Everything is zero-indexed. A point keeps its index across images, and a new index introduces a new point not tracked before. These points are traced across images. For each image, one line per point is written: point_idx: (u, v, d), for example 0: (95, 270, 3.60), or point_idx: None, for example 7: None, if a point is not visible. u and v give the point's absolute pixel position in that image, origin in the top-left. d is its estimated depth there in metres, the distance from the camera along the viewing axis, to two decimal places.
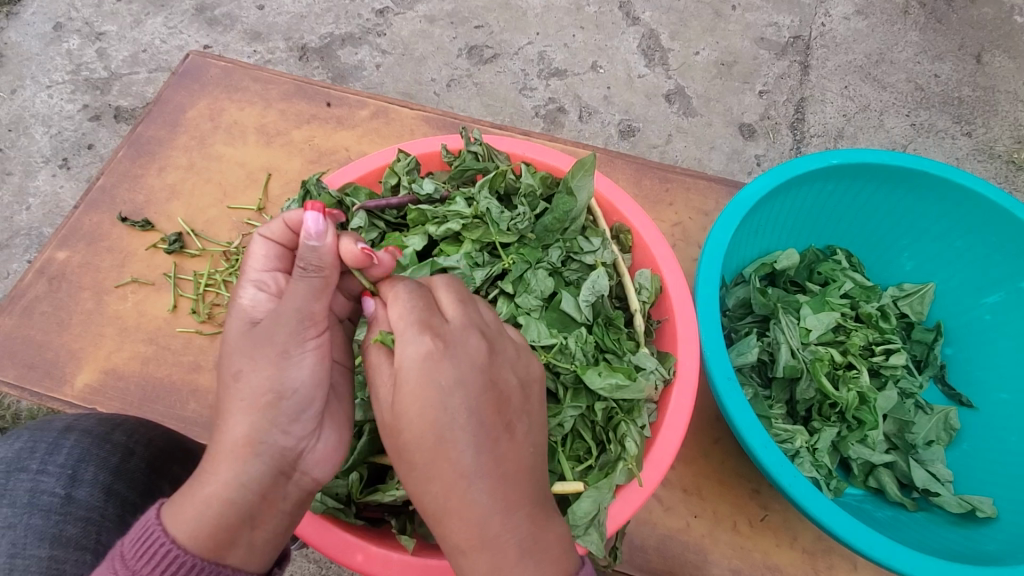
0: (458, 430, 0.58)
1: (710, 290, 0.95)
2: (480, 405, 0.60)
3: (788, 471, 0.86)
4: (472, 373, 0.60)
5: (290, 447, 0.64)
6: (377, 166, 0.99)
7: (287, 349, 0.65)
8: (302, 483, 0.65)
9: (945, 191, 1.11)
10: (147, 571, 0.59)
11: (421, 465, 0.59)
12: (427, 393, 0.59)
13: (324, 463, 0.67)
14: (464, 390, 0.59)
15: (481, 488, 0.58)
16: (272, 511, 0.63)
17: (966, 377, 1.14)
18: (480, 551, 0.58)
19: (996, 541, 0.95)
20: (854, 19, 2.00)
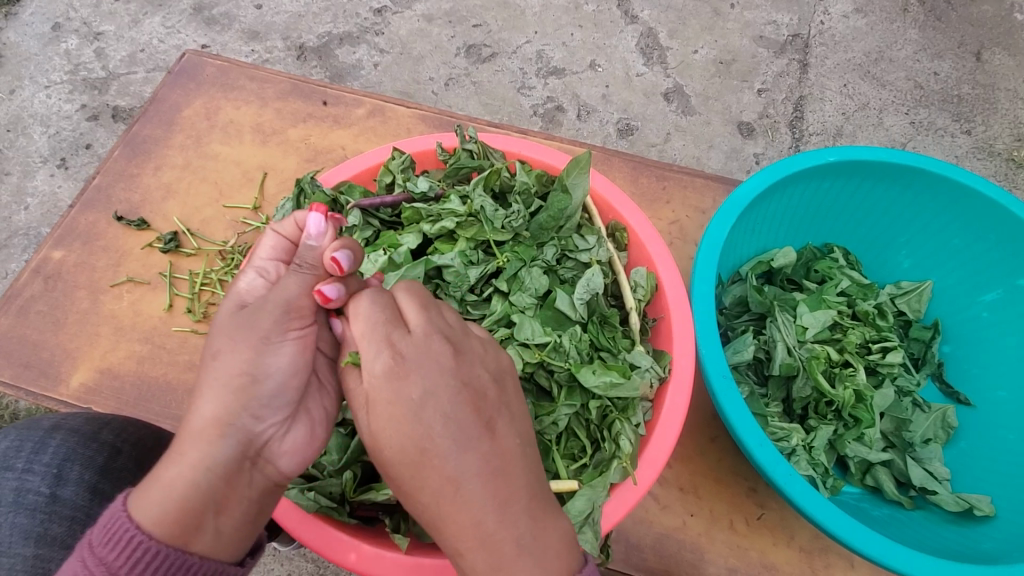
0: (434, 436, 0.58)
1: (706, 288, 0.95)
2: (451, 409, 0.59)
3: (782, 470, 0.85)
4: (439, 378, 0.59)
5: (259, 433, 0.63)
6: (372, 164, 0.99)
7: (269, 335, 0.64)
8: (267, 472, 0.64)
9: (942, 189, 1.11)
10: (112, 560, 0.57)
11: (405, 472, 0.58)
12: (396, 407, 0.58)
13: (292, 455, 0.65)
14: (433, 399, 0.58)
15: (474, 486, 0.57)
16: (236, 496, 0.61)
17: (964, 374, 1.14)
18: (475, 549, 0.57)
19: (993, 539, 0.95)
20: (853, 17, 2.00)
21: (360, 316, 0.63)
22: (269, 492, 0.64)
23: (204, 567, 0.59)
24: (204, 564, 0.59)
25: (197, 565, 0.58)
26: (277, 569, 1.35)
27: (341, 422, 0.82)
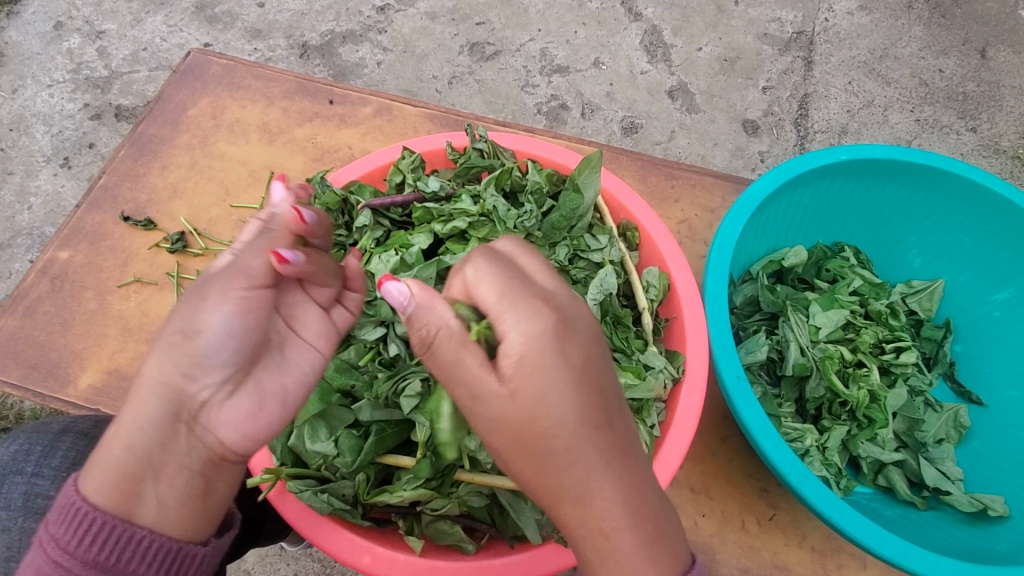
0: (581, 415, 0.55)
1: (719, 287, 0.95)
2: (600, 382, 0.58)
3: (798, 471, 0.85)
4: (590, 350, 0.58)
5: (192, 394, 0.61)
6: (382, 164, 0.98)
7: (208, 294, 0.62)
8: (205, 439, 0.62)
9: (954, 187, 1.10)
10: (64, 534, 0.62)
11: (545, 457, 0.56)
12: (552, 377, 0.54)
13: (231, 425, 0.62)
14: (587, 373, 0.56)
15: (617, 468, 0.57)
16: (173, 463, 0.62)
17: (975, 374, 1.13)
18: (623, 529, 0.57)
19: (1006, 539, 0.94)
20: (858, 14, 1.99)
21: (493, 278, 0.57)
22: (212, 466, 0.64)
23: (154, 538, 0.62)
24: (153, 535, 0.62)
25: (146, 537, 0.62)
26: (284, 569, 1.35)
27: (354, 424, 0.79)
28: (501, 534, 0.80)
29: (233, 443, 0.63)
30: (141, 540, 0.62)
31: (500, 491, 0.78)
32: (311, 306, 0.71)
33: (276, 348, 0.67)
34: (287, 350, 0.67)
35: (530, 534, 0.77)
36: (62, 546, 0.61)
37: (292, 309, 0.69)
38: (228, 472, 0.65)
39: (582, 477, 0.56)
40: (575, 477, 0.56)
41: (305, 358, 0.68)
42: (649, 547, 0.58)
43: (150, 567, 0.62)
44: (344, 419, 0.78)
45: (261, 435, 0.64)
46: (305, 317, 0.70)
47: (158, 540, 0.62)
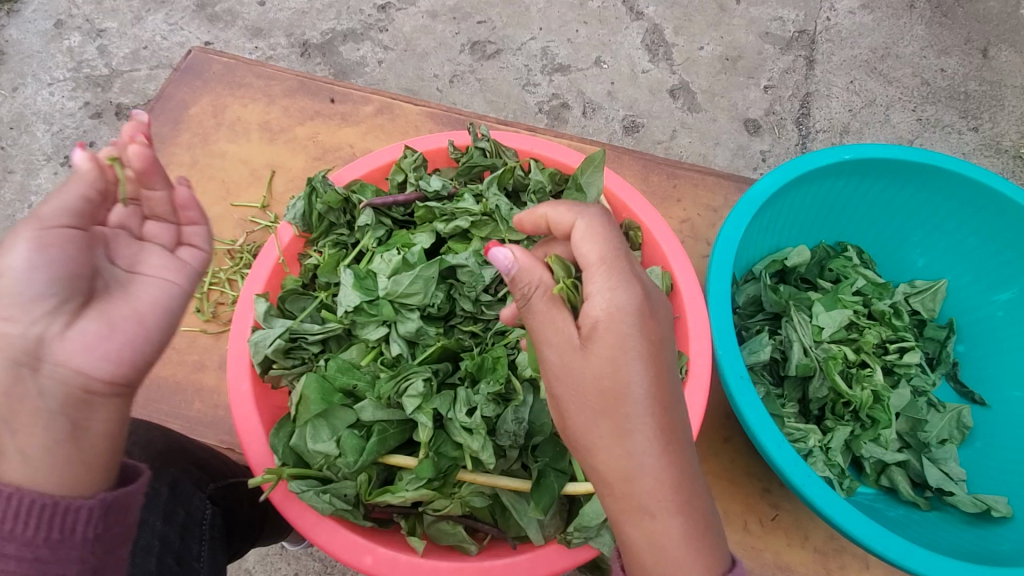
0: (651, 389, 0.59)
1: (722, 287, 0.94)
2: (666, 366, 0.61)
3: (801, 471, 0.85)
4: (664, 333, 0.62)
5: (21, 333, 0.54)
6: (383, 163, 0.97)
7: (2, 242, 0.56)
8: (57, 375, 0.56)
9: (958, 186, 1.10)
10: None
11: (606, 426, 0.59)
12: (632, 342, 0.59)
13: (82, 353, 0.57)
14: (661, 350, 0.61)
15: (673, 451, 0.59)
16: (28, 409, 0.55)
17: (978, 374, 1.13)
18: (673, 514, 0.58)
19: (1010, 540, 0.94)
20: (860, 13, 1.98)
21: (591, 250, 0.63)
22: (77, 404, 0.57)
23: (25, 496, 0.54)
24: (17, 493, 0.54)
25: (8, 495, 0.53)
26: (285, 567, 1.35)
27: (356, 424, 0.78)
28: (503, 534, 0.80)
29: (92, 367, 0.57)
30: (11, 500, 0.53)
31: (503, 492, 0.78)
32: (148, 247, 0.66)
33: (111, 284, 0.61)
34: (128, 284, 0.62)
35: (532, 534, 0.76)
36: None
37: (127, 255, 0.64)
38: (102, 409, 0.59)
39: (641, 451, 0.58)
40: (632, 450, 0.58)
41: (153, 289, 0.63)
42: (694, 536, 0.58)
43: (25, 527, 0.54)
44: (347, 419, 0.78)
45: (126, 357, 0.59)
46: (142, 256, 0.65)
47: (29, 497, 0.54)
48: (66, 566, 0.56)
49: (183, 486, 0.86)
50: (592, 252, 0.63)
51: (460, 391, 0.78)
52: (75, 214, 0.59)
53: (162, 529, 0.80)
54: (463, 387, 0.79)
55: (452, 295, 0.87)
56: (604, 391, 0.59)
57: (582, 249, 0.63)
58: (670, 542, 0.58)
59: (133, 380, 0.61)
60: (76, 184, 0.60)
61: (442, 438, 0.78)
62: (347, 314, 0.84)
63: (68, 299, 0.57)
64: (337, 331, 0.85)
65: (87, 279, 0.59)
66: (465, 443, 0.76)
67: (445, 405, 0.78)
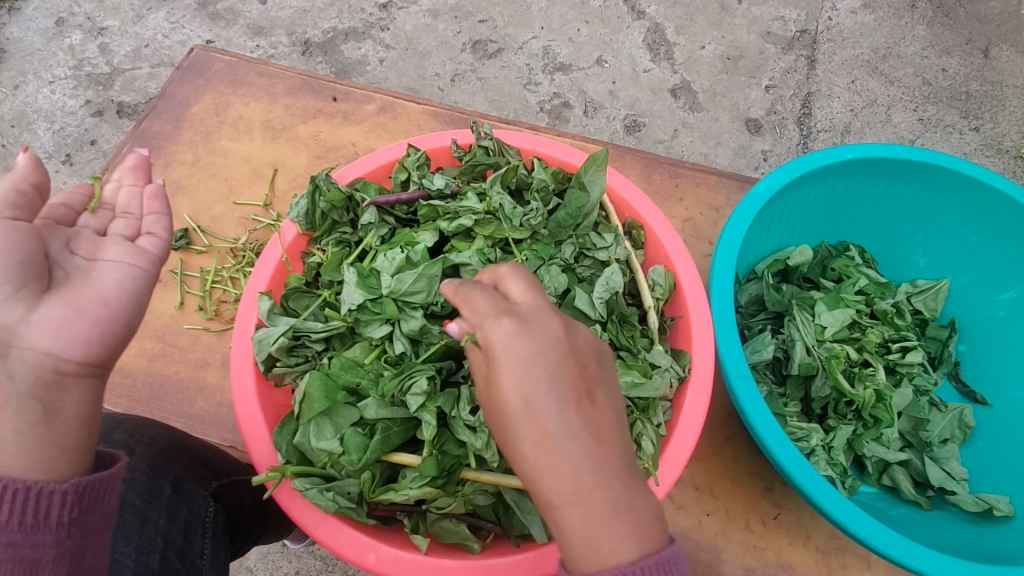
0: (538, 395, 0.57)
1: (725, 285, 0.94)
2: (560, 368, 0.58)
3: (803, 470, 0.85)
4: (550, 340, 0.59)
5: None
6: (387, 162, 0.98)
7: None
8: (27, 358, 0.57)
9: (960, 186, 1.10)
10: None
11: (510, 436, 0.58)
12: (510, 361, 0.58)
13: (48, 335, 0.58)
14: (545, 359, 0.58)
15: (570, 445, 0.56)
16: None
17: (980, 374, 1.13)
18: (574, 505, 0.56)
19: (1011, 539, 0.94)
20: (861, 13, 1.98)
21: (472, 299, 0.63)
22: (49, 387, 0.58)
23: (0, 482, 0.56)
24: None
25: None
26: (287, 566, 1.35)
27: (359, 422, 0.78)
28: (506, 533, 0.80)
29: (64, 349, 0.58)
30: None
31: (506, 490, 0.78)
32: (108, 238, 0.67)
33: (72, 272, 0.62)
34: (89, 270, 0.63)
35: (535, 532, 0.76)
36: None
37: (88, 247, 0.65)
38: (74, 391, 0.60)
39: (538, 454, 0.57)
40: (531, 451, 0.57)
41: (114, 273, 0.64)
42: (608, 524, 0.55)
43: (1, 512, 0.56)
44: (350, 417, 0.78)
45: (93, 337, 0.60)
46: (102, 246, 0.66)
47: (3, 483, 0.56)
48: (43, 550, 0.58)
49: (187, 484, 0.86)
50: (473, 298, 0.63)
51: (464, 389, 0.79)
52: (13, 206, 0.61)
53: (165, 527, 0.81)
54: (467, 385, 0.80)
55: None
56: (502, 408, 0.59)
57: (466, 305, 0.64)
58: (576, 538, 0.56)
59: (105, 360, 0.62)
60: (11, 178, 0.62)
61: (445, 436, 0.78)
62: (350, 313, 0.84)
63: (26, 285, 0.58)
64: (341, 330, 0.85)
65: (40, 269, 0.60)
66: (469, 442, 0.76)
67: (448, 403, 0.78)
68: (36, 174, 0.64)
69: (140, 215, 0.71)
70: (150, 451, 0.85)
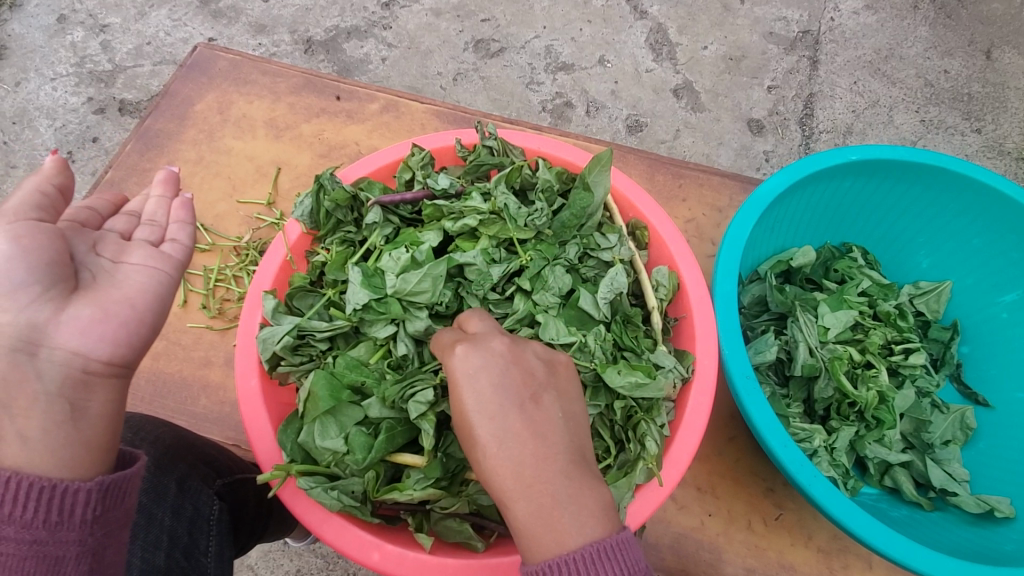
0: (480, 401, 0.60)
1: (728, 287, 0.95)
2: (504, 374, 0.61)
3: (807, 471, 0.85)
4: (495, 354, 0.63)
5: (14, 321, 0.58)
6: (391, 161, 0.98)
7: None
8: (55, 358, 0.59)
9: (963, 187, 1.10)
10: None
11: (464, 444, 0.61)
12: (454, 375, 0.62)
13: (76, 334, 0.60)
14: (489, 368, 0.61)
15: (512, 444, 0.58)
16: (27, 393, 0.58)
17: (983, 376, 1.14)
18: (519, 499, 0.57)
19: (1013, 540, 0.94)
20: (864, 14, 1.98)
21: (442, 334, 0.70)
22: (76, 385, 0.60)
23: (25, 479, 0.56)
24: (16, 478, 0.56)
25: (8, 479, 0.56)
26: (287, 563, 1.35)
27: (364, 421, 0.78)
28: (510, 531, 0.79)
29: (91, 349, 0.60)
30: (11, 484, 0.56)
31: None
32: (131, 242, 0.70)
33: (98, 274, 0.65)
34: (113, 272, 0.66)
35: None
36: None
37: (113, 251, 0.68)
38: (100, 391, 0.61)
39: (484, 455, 0.59)
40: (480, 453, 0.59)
41: (141, 276, 0.67)
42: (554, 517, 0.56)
43: (26, 510, 0.56)
44: (355, 416, 0.78)
45: (120, 339, 0.62)
46: (126, 249, 0.68)
47: (27, 480, 0.57)
48: (65, 547, 0.59)
49: (192, 482, 0.87)
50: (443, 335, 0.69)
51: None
52: (37, 207, 0.63)
53: (171, 524, 0.82)
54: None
55: (460, 294, 0.87)
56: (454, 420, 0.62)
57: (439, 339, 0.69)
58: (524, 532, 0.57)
59: (130, 362, 0.64)
60: (35, 179, 0.65)
61: (450, 438, 0.78)
62: (356, 313, 0.85)
63: (54, 286, 0.60)
64: (345, 329, 0.85)
65: (68, 271, 0.62)
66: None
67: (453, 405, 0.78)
68: (61, 177, 0.66)
69: (164, 222, 0.74)
70: (155, 449, 0.85)
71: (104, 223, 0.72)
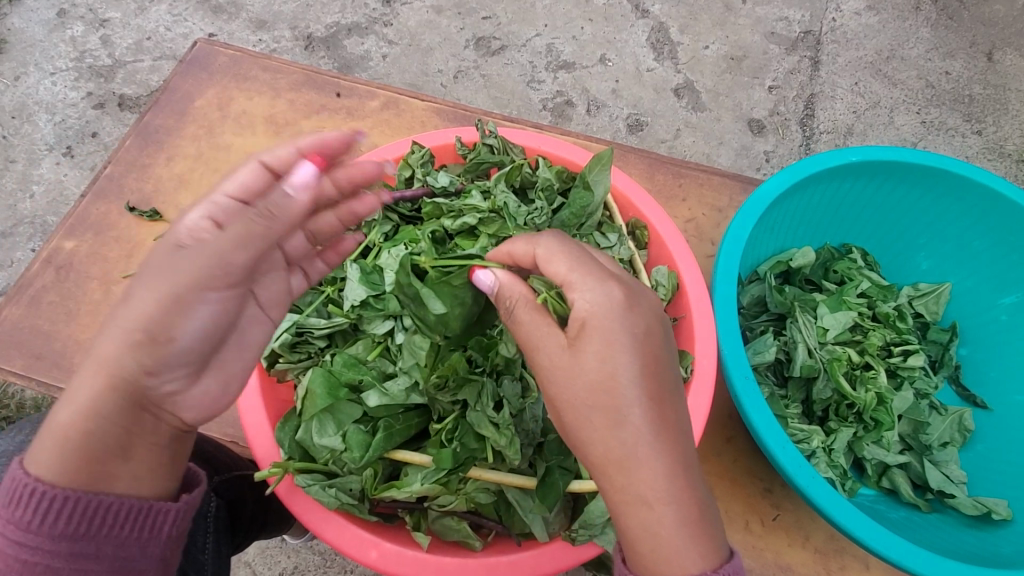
0: (638, 382, 0.60)
1: (729, 287, 0.95)
2: (658, 355, 0.62)
3: (805, 472, 0.85)
4: (653, 321, 0.63)
5: (156, 388, 0.60)
6: (391, 158, 0.98)
7: (182, 293, 0.58)
8: (169, 420, 0.63)
9: (965, 190, 1.10)
10: (21, 515, 0.58)
11: (596, 420, 0.60)
12: (617, 334, 0.61)
13: (198, 409, 0.64)
14: (648, 341, 0.62)
15: (661, 440, 0.59)
16: (143, 445, 0.61)
17: (982, 378, 1.13)
18: (667, 503, 0.58)
19: (1011, 543, 0.94)
20: (865, 14, 1.98)
21: (556, 256, 0.66)
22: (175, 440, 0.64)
23: (126, 503, 0.61)
24: (120, 503, 0.60)
25: (113, 504, 0.60)
26: (285, 560, 1.35)
27: (362, 418, 0.78)
28: (507, 530, 0.80)
29: (198, 419, 0.65)
30: (113, 507, 0.60)
31: (508, 489, 0.78)
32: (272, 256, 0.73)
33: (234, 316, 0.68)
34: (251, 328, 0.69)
35: (536, 530, 0.77)
36: (24, 527, 0.58)
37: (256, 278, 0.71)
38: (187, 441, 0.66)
39: (630, 441, 0.59)
40: (624, 439, 0.59)
41: (258, 331, 0.70)
42: (682, 517, 0.58)
43: (123, 529, 0.61)
44: (353, 414, 0.78)
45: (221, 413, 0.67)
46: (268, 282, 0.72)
47: (130, 505, 0.61)
48: (148, 562, 0.63)
49: None
50: (561, 260, 0.65)
51: (488, 384, 0.78)
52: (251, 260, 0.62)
53: None
54: (489, 380, 0.79)
55: None
56: (592, 386, 0.61)
57: (551, 266, 0.66)
58: (662, 531, 0.57)
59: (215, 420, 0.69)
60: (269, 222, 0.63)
61: (464, 428, 0.77)
62: (353, 310, 0.84)
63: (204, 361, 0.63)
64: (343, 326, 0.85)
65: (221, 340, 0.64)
66: (490, 437, 0.76)
67: (472, 396, 0.78)
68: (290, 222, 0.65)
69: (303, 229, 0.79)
70: None
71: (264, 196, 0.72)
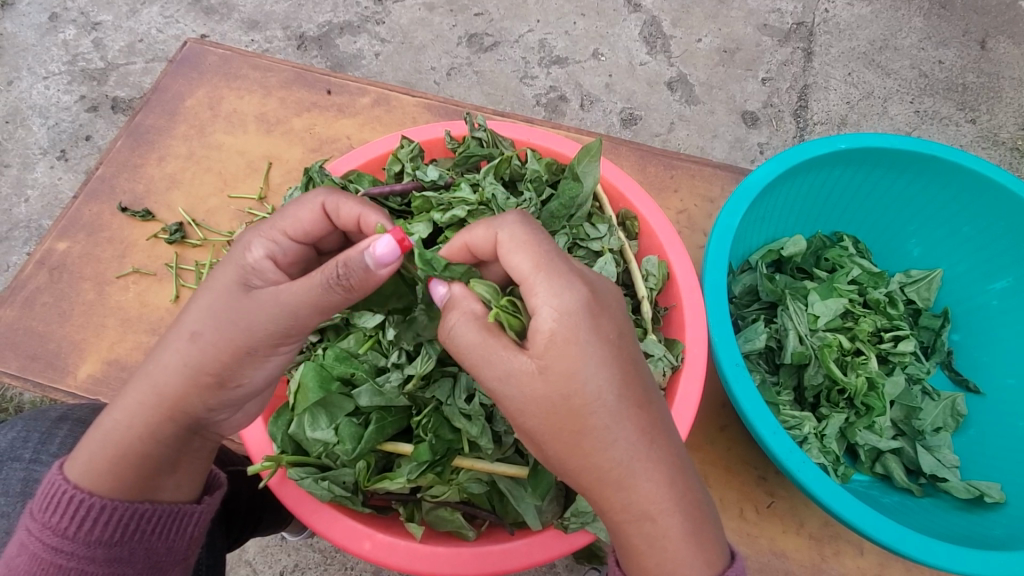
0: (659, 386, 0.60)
1: (719, 276, 0.95)
2: None
3: (796, 458, 0.86)
4: None
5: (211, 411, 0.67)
6: (380, 154, 0.98)
7: (255, 349, 0.65)
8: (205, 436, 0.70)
9: (954, 176, 1.10)
10: (58, 521, 0.65)
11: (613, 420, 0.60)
12: None
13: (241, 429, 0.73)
14: None
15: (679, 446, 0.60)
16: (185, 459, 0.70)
17: (974, 363, 1.14)
18: (676, 513, 0.60)
19: (1002, 525, 0.95)
20: (858, 5, 1.98)
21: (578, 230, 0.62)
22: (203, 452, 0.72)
23: (157, 509, 0.68)
24: (154, 509, 0.68)
25: (147, 511, 0.68)
26: (285, 558, 1.36)
27: (354, 411, 0.79)
28: (500, 521, 0.81)
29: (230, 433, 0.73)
30: (144, 514, 0.67)
31: (499, 478, 0.79)
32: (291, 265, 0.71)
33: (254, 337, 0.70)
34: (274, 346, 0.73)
35: (529, 520, 0.77)
36: (61, 533, 0.65)
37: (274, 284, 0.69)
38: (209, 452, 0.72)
39: (641, 448, 0.60)
40: (636, 446, 0.60)
41: None
42: (665, 521, 0.60)
43: (153, 532, 0.69)
44: (344, 407, 0.78)
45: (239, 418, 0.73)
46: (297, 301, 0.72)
47: (159, 509, 0.68)
48: (177, 557, 0.71)
49: None
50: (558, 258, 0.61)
51: (461, 376, 0.80)
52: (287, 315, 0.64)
53: None
54: (462, 372, 0.80)
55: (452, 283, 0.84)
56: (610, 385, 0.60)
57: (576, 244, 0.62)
58: (671, 543, 0.59)
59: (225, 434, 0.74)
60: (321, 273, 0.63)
61: (437, 421, 0.77)
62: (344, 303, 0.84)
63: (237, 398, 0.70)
64: (335, 320, 0.85)
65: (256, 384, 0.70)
66: (464, 428, 0.77)
67: (444, 391, 0.79)
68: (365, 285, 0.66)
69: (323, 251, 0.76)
70: None
71: (303, 228, 0.70)
